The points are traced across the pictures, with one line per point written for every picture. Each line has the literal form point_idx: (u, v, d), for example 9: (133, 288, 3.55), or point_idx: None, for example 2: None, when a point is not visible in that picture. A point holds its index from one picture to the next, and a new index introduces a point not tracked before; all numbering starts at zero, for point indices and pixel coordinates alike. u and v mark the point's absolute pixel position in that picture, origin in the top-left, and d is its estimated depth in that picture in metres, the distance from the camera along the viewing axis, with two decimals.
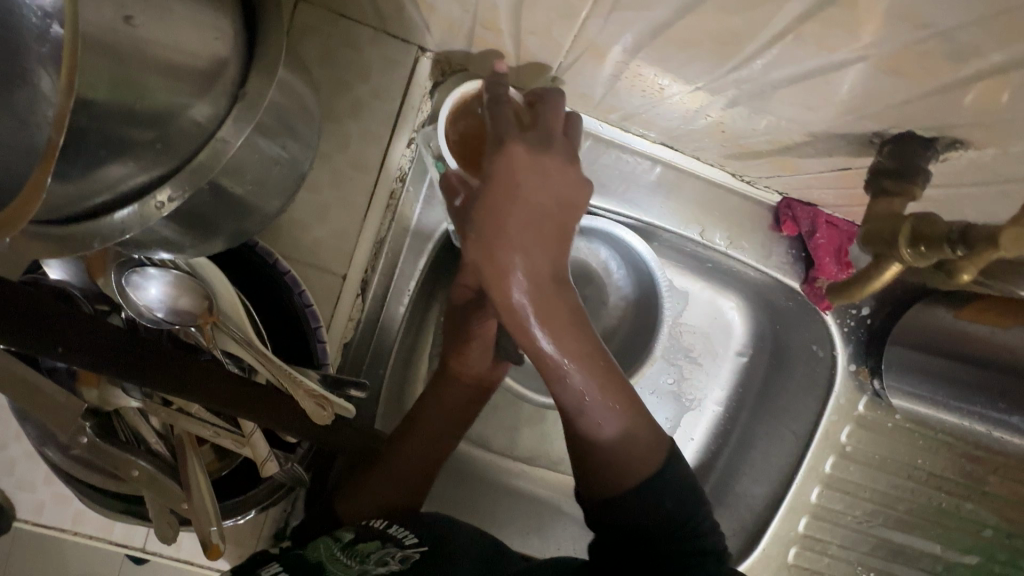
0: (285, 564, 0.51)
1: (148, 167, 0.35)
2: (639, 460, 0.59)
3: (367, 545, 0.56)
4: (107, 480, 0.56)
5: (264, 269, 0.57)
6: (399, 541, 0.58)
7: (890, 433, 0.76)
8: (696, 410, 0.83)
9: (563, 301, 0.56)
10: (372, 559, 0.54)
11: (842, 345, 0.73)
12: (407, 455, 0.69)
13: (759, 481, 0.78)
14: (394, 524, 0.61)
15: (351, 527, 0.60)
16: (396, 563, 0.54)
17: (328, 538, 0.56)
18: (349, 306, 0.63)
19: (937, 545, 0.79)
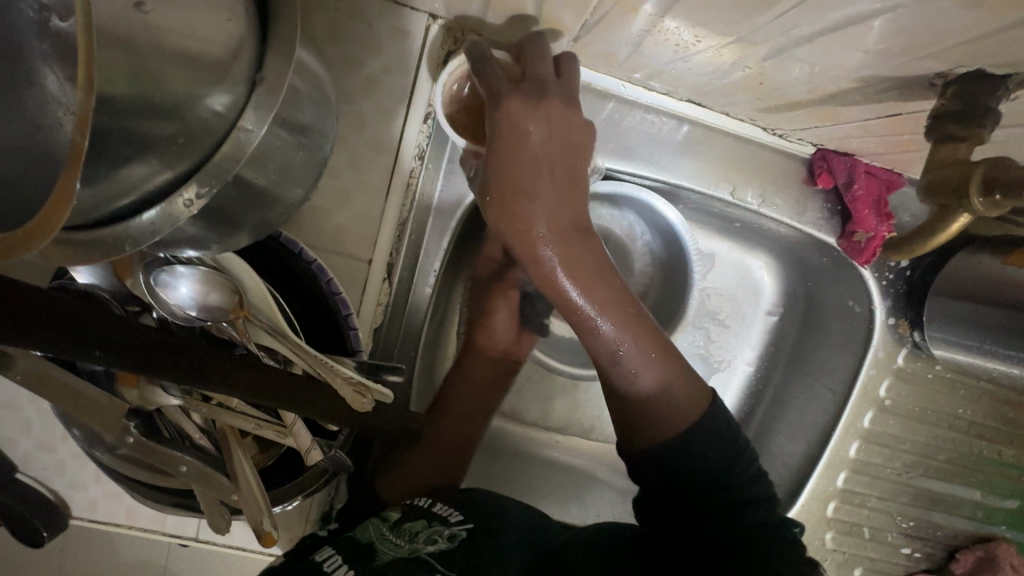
0: (337, 547, 0.53)
1: (172, 164, 0.34)
2: (684, 404, 0.59)
3: (415, 524, 0.57)
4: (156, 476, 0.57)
5: (290, 260, 0.56)
6: (445, 519, 0.58)
7: (931, 385, 0.74)
8: (725, 371, 0.83)
9: (588, 253, 0.56)
10: (420, 538, 0.55)
11: (880, 299, 0.72)
12: (443, 434, 0.69)
13: (796, 438, 0.78)
14: (439, 501, 0.62)
15: (398, 507, 0.61)
16: (444, 540, 0.55)
17: (377, 519, 0.58)
18: (377, 291, 0.62)
19: (978, 492, 0.78)
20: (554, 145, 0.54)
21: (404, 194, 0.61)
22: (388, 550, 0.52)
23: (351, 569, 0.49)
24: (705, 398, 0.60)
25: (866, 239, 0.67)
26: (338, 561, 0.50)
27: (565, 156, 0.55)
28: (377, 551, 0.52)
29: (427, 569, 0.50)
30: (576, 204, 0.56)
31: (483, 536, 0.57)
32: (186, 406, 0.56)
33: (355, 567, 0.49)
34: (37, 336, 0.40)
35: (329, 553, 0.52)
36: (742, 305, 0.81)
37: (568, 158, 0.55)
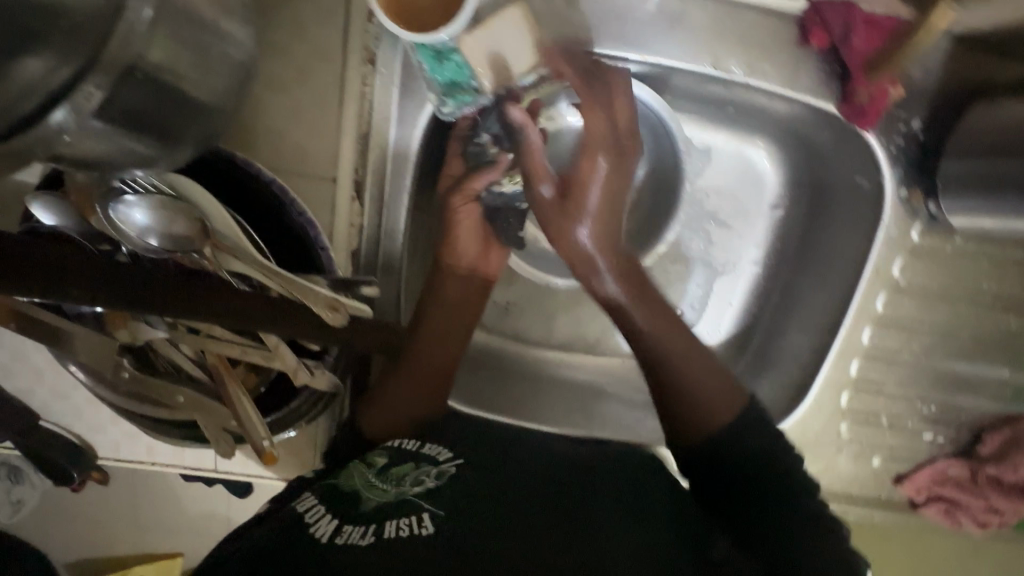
0: (322, 496, 0.55)
1: (64, 58, 0.31)
2: (712, 408, 0.61)
3: (402, 468, 0.58)
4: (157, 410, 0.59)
5: (247, 183, 0.54)
6: (433, 458, 0.60)
7: (951, 260, 0.69)
8: (729, 272, 0.86)
9: (631, 266, 0.67)
10: (406, 480, 0.56)
11: (889, 168, 0.66)
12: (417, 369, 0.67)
13: (804, 330, 0.75)
14: (426, 442, 0.63)
15: (384, 450, 0.62)
16: (431, 480, 0.56)
17: (362, 465, 0.59)
18: (345, 211, 0.61)
19: (1006, 370, 0.74)
20: (597, 143, 0.63)
21: (359, 106, 0.58)
22: (373, 497, 0.54)
23: (337, 520, 0.51)
24: (738, 406, 0.61)
25: (868, 98, 0.62)
26: (323, 511, 0.52)
27: (607, 144, 0.63)
28: (362, 499, 0.54)
29: (413, 510, 0.52)
30: (604, 207, 0.65)
31: (473, 473, 0.58)
32: (172, 339, 0.56)
33: (341, 518, 0.51)
34: (22, 283, 0.37)
35: (313, 503, 0.54)
36: (745, 199, 0.81)
37: (610, 142, 0.63)
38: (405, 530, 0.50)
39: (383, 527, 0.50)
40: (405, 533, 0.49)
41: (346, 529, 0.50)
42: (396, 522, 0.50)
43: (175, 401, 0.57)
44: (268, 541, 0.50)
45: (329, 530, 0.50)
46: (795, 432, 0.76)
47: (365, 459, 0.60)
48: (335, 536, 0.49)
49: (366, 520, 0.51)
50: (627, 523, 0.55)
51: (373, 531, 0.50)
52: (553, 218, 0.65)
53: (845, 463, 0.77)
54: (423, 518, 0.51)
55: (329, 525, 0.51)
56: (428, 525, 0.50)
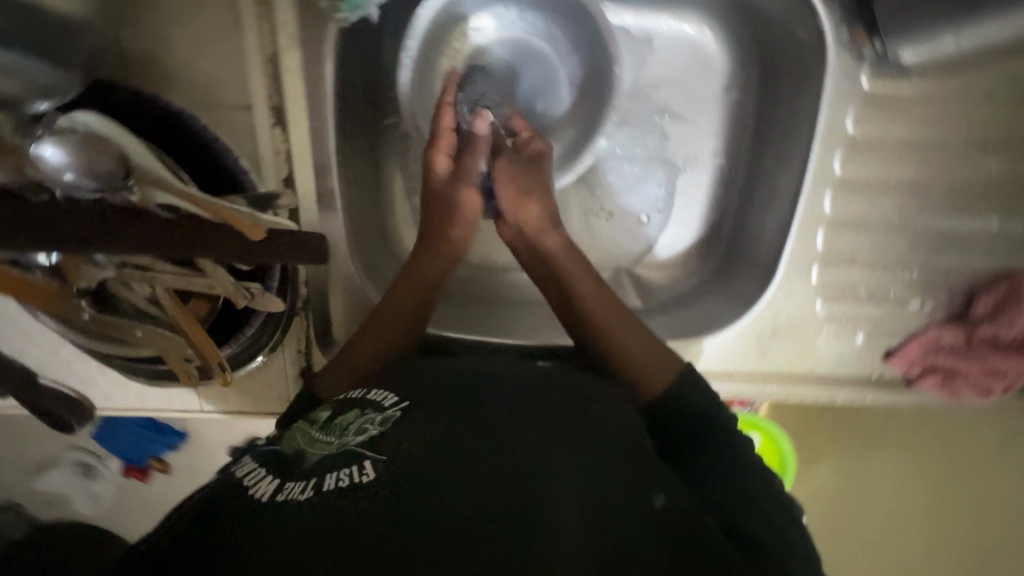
0: (261, 458, 0.50)
1: None
2: (644, 365, 0.65)
3: (347, 415, 0.54)
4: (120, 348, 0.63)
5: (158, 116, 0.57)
6: (378, 405, 0.56)
7: (909, 103, 0.65)
8: (689, 169, 0.83)
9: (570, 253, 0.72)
10: (350, 429, 0.53)
11: (826, 10, 0.62)
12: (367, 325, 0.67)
13: (774, 207, 0.74)
14: (373, 389, 0.59)
15: (329, 402, 0.57)
16: (375, 426, 0.52)
17: (303, 420, 0.55)
18: (267, 136, 0.62)
19: (994, 220, 0.68)
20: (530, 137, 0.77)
21: (258, 24, 0.58)
22: (316, 450, 0.50)
23: (277, 480, 0.47)
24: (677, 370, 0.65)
25: None
26: (261, 473, 0.48)
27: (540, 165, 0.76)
28: (304, 453, 0.50)
29: (354, 459, 0.48)
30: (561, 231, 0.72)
31: (419, 414, 0.54)
32: (119, 278, 0.60)
33: (280, 476, 0.47)
34: None
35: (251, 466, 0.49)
36: (694, 87, 0.80)
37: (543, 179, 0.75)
38: (346, 480, 0.47)
39: (324, 480, 0.47)
40: (346, 482, 0.46)
41: (286, 486, 0.46)
42: (337, 473, 0.47)
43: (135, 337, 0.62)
44: (203, 510, 0.46)
45: (269, 490, 0.46)
46: (768, 314, 0.74)
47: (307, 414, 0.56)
48: (276, 495, 0.46)
49: (306, 474, 0.47)
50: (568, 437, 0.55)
51: (314, 485, 0.46)
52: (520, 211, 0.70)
53: (826, 342, 0.75)
54: (365, 465, 0.48)
55: (268, 485, 0.47)
56: (370, 471, 0.47)
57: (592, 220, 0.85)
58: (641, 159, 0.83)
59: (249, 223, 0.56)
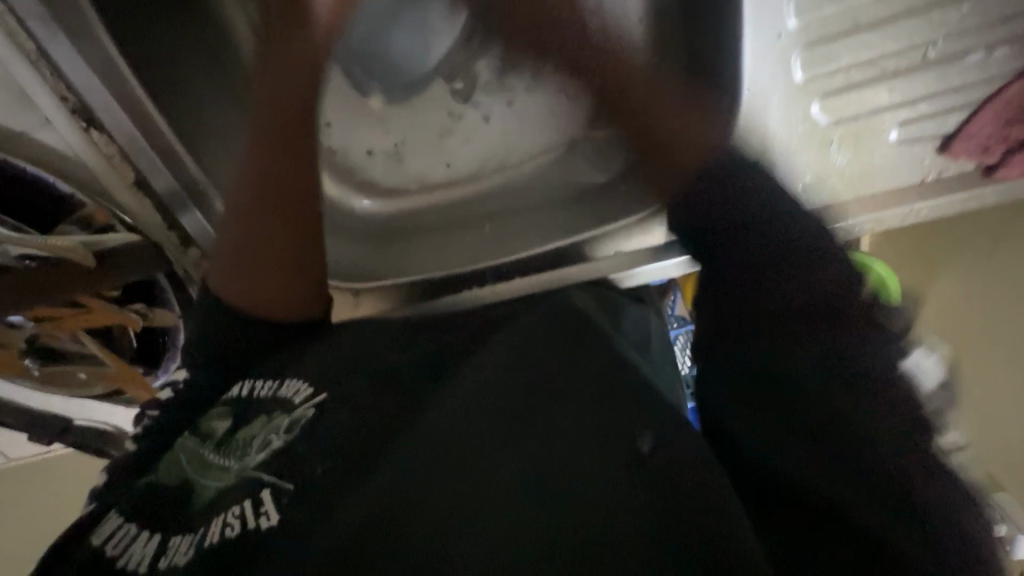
0: (131, 509, 0.40)
1: None
2: None
3: (249, 429, 0.45)
4: (76, 389, 0.68)
5: None
6: (288, 406, 0.47)
7: None
8: None
9: (282, 195, 0.51)
10: (251, 446, 0.43)
11: None
12: (242, 223, 0.52)
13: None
14: (284, 380, 0.50)
15: (228, 408, 0.48)
16: (278, 437, 0.43)
17: (195, 439, 0.45)
18: (90, 144, 0.56)
19: None
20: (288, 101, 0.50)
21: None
22: (210, 483, 0.41)
23: (159, 537, 0.38)
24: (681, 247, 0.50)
25: None
26: (133, 532, 0.38)
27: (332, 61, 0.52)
28: (196, 492, 0.41)
29: (249, 491, 0.39)
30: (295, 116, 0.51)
31: (338, 415, 0.45)
32: (32, 336, 0.62)
33: (165, 532, 0.38)
34: None
35: (118, 526, 0.39)
36: None
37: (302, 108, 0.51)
38: (234, 525, 0.37)
39: (211, 528, 0.37)
40: (234, 530, 0.37)
41: (170, 546, 0.37)
42: (225, 516, 0.38)
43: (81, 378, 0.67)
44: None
45: (148, 554, 0.37)
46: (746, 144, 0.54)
47: (200, 428, 0.46)
48: (157, 560, 0.37)
49: (197, 524, 0.39)
50: (554, 416, 0.42)
51: (198, 541, 0.37)
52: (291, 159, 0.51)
53: (846, 156, 0.54)
54: (262, 499, 0.38)
55: (144, 547, 0.38)
56: (270, 513, 0.37)
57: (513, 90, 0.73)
58: None
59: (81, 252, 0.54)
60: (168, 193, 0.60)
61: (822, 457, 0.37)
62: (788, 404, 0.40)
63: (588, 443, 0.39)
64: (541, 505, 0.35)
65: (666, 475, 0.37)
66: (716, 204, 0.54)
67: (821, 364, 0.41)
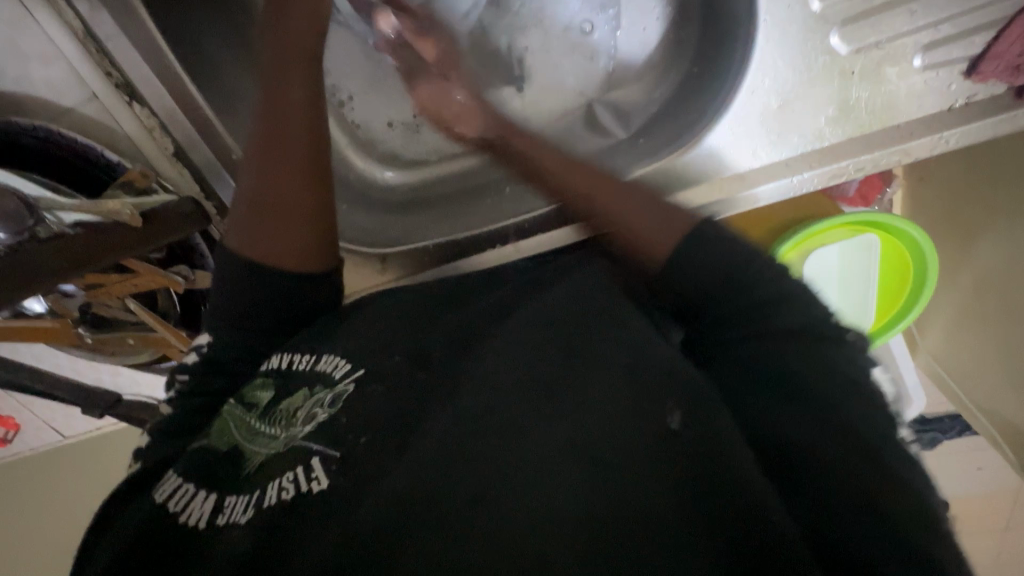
0: (187, 471, 0.43)
1: None
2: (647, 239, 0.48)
3: (294, 400, 0.46)
4: (127, 354, 0.73)
5: (27, 146, 0.59)
6: (329, 379, 0.48)
7: None
8: None
9: (294, 142, 0.53)
10: (298, 417, 0.45)
11: None
12: (265, 184, 0.53)
13: None
14: (323, 356, 0.50)
15: (271, 379, 0.50)
16: (323, 411, 0.44)
17: (240, 408, 0.48)
18: (131, 117, 0.59)
19: None
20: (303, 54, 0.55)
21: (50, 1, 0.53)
22: (260, 450, 0.44)
23: (218, 496, 0.41)
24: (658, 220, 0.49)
25: None
26: (193, 491, 0.41)
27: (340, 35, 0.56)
28: (247, 456, 0.44)
29: (301, 459, 0.40)
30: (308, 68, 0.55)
31: (374, 387, 0.45)
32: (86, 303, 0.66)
33: (222, 492, 0.41)
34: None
35: (179, 484, 0.42)
36: None
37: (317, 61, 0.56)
38: (290, 489, 0.39)
39: (267, 492, 0.39)
40: (289, 494, 0.39)
41: (228, 505, 0.40)
42: (279, 482, 0.40)
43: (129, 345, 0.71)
44: (122, 544, 0.39)
45: (209, 512, 0.40)
46: (765, 82, 0.54)
47: (245, 397, 0.48)
48: (217, 517, 0.40)
49: (250, 487, 0.41)
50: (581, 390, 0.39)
51: (254, 502, 0.39)
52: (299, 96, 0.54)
53: (870, 87, 0.53)
54: (312, 466, 0.40)
55: (205, 504, 0.41)
56: (321, 478, 0.39)
57: (526, 50, 0.74)
58: None
59: (128, 215, 0.57)
60: (205, 163, 0.61)
61: (826, 440, 0.35)
62: (775, 380, 0.39)
63: (619, 412, 0.37)
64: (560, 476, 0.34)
65: (698, 449, 0.35)
66: (646, 232, 0.49)
67: (797, 348, 0.39)
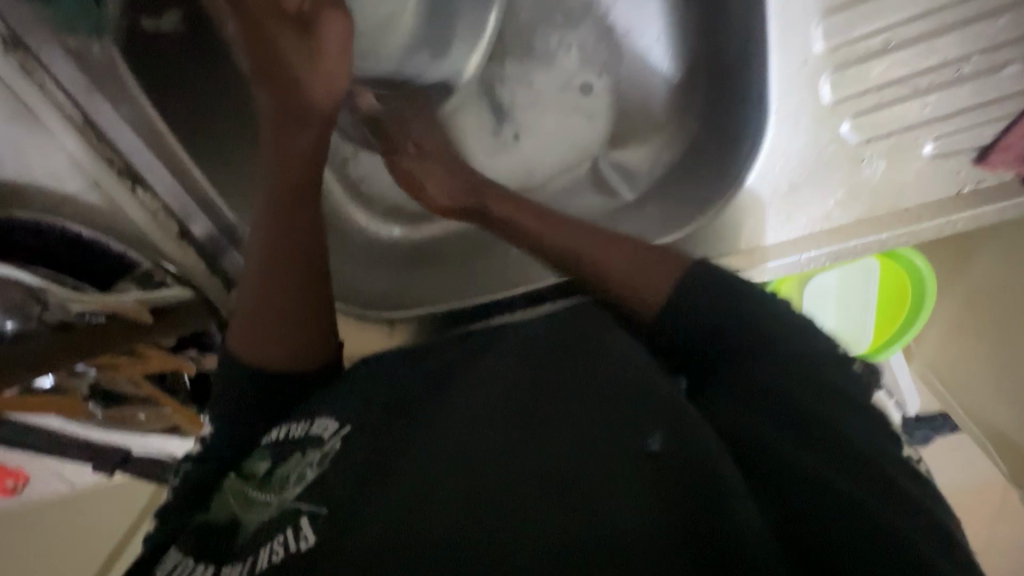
0: (186, 547, 0.42)
1: None
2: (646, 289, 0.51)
3: (287, 464, 0.46)
4: (134, 426, 0.74)
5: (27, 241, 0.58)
6: (319, 440, 0.47)
7: None
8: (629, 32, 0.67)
9: (289, 241, 0.52)
10: (289, 478, 0.44)
11: None
12: (257, 287, 0.53)
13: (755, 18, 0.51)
14: (316, 419, 0.50)
15: (268, 448, 0.49)
16: (312, 469, 0.44)
17: (239, 480, 0.47)
18: (135, 204, 0.58)
19: None
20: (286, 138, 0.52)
21: (45, 95, 0.51)
22: (254, 517, 0.42)
23: (213, 569, 0.39)
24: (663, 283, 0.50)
25: None
26: (190, 565, 0.41)
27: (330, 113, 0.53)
28: (242, 526, 0.42)
29: (291, 520, 0.40)
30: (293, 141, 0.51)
31: (363, 446, 0.45)
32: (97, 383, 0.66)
33: (218, 561, 0.40)
34: None
35: (178, 560, 0.42)
36: None
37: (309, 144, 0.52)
38: (278, 551, 0.38)
39: (258, 557, 0.38)
40: (278, 557, 0.38)
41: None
42: (270, 545, 0.39)
43: (141, 417, 0.73)
44: None
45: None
46: (776, 165, 0.53)
47: (242, 470, 0.48)
48: None
49: (245, 554, 0.40)
50: (559, 426, 0.40)
51: (247, 568, 0.38)
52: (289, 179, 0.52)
53: (879, 170, 0.53)
54: (302, 525, 0.39)
55: None
56: (310, 536, 0.38)
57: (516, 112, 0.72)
58: (572, 37, 0.69)
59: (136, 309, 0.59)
60: (207, 238, 0.62)
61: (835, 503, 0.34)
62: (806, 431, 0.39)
63: (600, 443, 0.38)
64: (545, 501, 0.35)
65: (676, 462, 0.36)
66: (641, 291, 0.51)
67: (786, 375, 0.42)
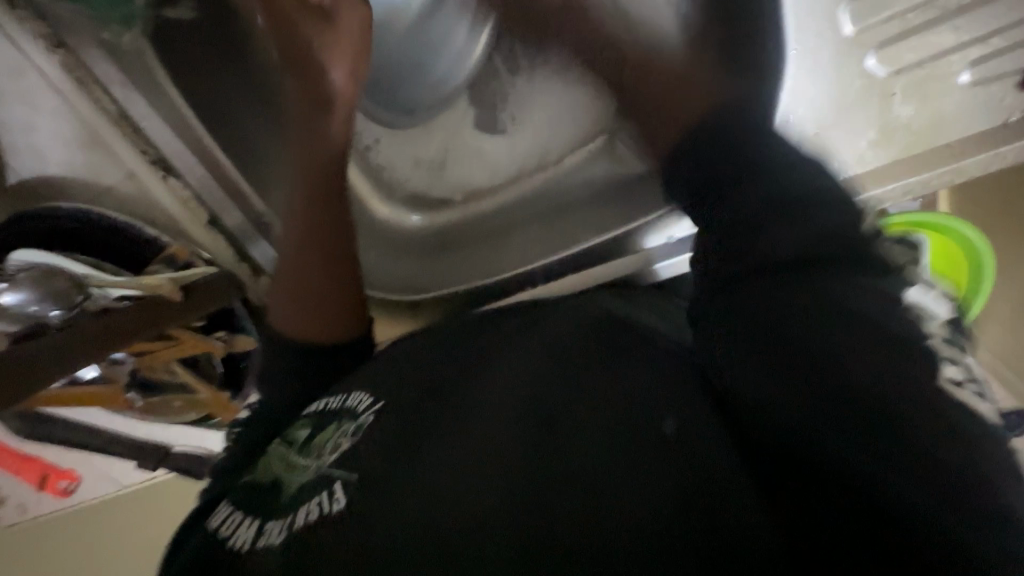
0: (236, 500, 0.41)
1: None
2: None
3: (325, 431, 0.44)
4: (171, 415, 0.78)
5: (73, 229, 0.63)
6: (353, 411, 0.45)
7: None
8: None
9: (325, 213, 0.52)
10: (325, 445, 0.42)
11: None
12: (295, 257, 0.53)
13: None
14: (350, 393, 0.47)
15: (309, 417, 0.47)
16: (347, 439, 0.41)
17: (280, 445, 0.45)
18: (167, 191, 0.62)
19: None
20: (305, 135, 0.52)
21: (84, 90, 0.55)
22: (292, 480, 0.40)
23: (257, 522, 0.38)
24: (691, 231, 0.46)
25: None
26: (240, 518, 0.39)
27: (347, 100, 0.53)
28: (279, 487, 0.40)
29: (325, 486, 0.38)
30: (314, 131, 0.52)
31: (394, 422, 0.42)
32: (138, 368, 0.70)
33: (263, 516, 0.38)
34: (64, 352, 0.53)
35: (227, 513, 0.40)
36: None
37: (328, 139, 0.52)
38: (314, 513, 0.36)
39: (296, 516, 0.37)
40: (314, 517, 0.36)
41: (264, 529, 0.37)
42: (308, 504, 0.37)
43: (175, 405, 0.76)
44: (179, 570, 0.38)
45: (246, 539, 0.37)
46: (799, 109, 0.51)
47: (286, 436, 0.45)
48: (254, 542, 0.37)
49: (286, 510, 0.38)
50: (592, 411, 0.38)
51: (286, 524, 0.36)
52: (317, 173, 0.52)
53: (911, 109, 0.51)
54: (335, 489, 0.37)
55: (246, 530, 0.38)
56: (341, 498, 0.36)
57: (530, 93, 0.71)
58: None
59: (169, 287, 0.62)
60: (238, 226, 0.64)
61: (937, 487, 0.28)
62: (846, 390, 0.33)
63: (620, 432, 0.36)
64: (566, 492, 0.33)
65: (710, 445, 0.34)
66: None
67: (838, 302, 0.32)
